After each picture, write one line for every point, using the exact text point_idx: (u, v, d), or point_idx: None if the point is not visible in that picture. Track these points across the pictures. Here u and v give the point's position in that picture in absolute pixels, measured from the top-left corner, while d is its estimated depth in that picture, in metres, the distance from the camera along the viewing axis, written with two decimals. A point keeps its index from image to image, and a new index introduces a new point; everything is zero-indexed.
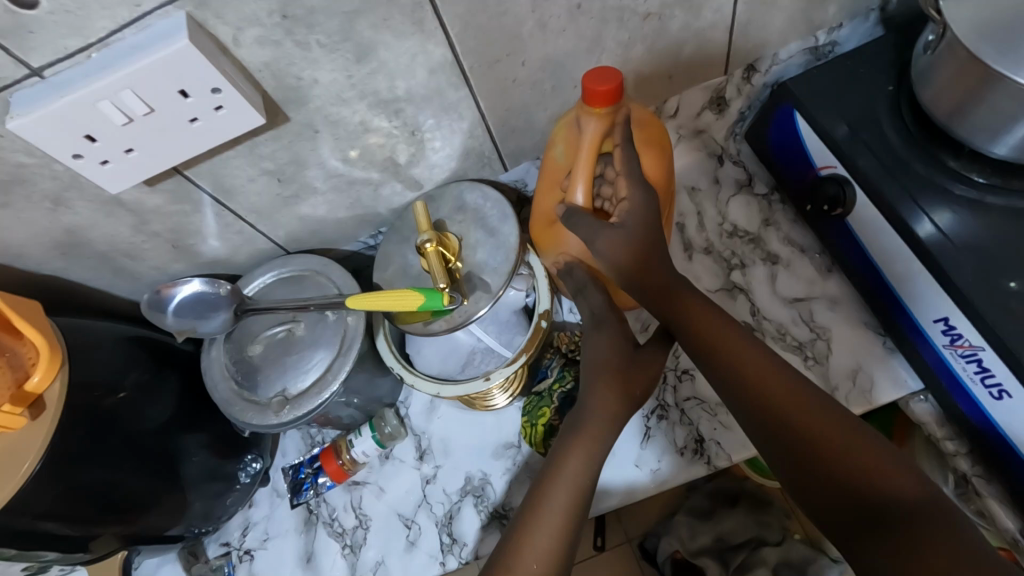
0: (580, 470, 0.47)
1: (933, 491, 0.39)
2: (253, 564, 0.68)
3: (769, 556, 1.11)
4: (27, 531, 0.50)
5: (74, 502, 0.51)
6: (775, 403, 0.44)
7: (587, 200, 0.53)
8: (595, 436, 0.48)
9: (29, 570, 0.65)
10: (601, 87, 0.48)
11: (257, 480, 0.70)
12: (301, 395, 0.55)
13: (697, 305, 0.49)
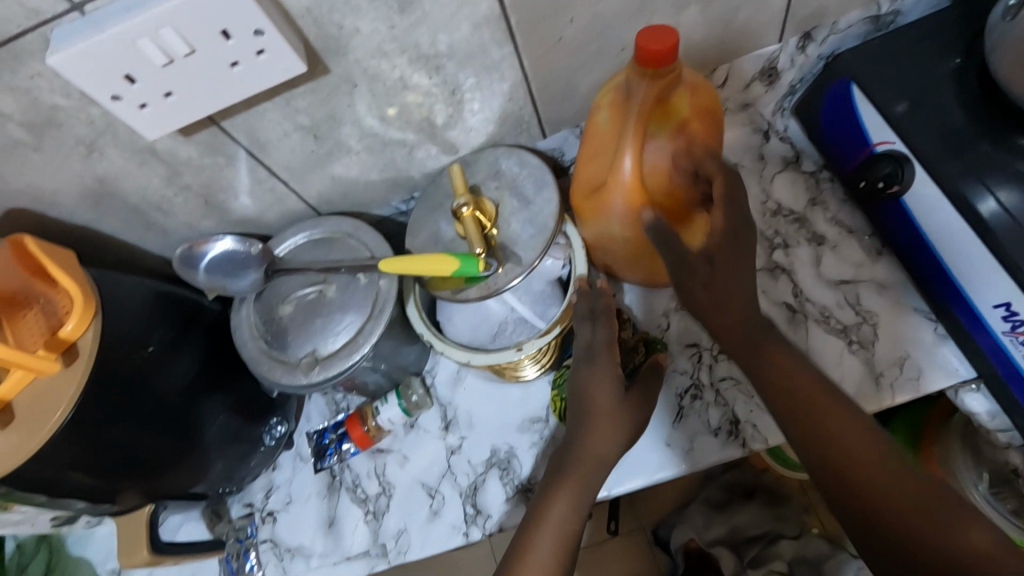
0: (568, 511, 0.48)
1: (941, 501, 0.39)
2: (275, 527, 0.68)
3: (784, 550, 1.21)
4: (57, 483, 0.50)
5: (102, 455, 0.51)
6: (794, 406, 0.43)
7: (634, 170, 0.49)
8: (581, 477, 0.49)
9: (57, 520, 0.66)
10: (655, 46, 0.45)
11: (281, 444, 0.70)
12: (332, 356, 0.54)
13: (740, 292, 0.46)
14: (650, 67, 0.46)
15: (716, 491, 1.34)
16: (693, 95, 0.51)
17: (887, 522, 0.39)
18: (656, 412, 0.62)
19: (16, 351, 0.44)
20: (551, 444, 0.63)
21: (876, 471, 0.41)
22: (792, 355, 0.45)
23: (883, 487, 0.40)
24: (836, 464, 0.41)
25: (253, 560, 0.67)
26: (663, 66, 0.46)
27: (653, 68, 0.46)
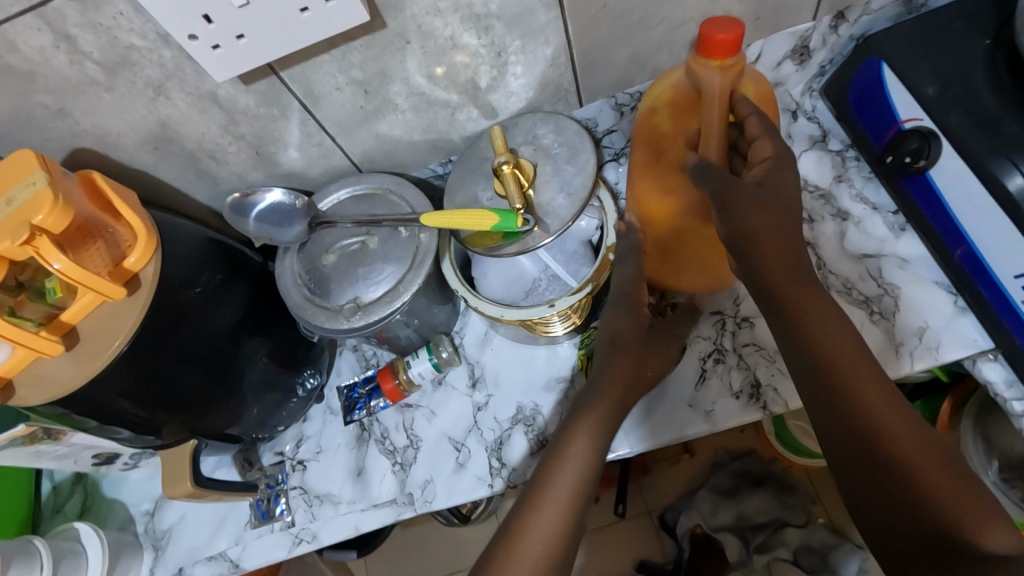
0: (590, 448, 0.50)
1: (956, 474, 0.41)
2: (305, 474, 0.71)
3: (791, 538, 1.25)
4: (106, 409, 0.53)
5: (148, 387, 0.54)
6: (830, 368, 0.44)
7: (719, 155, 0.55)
8: (603, 416, 0.52)
9: (99, 458, 0.69)
10: (725, 37, 0.50)
11: (313, 396, 0.73)
12: (373, 303, 0.57)
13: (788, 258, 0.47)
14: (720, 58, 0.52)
15: (725, 478, 1.35)
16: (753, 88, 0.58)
17: (902, 491, 0.41)
18: (678, 374, 0.64)
19: (94, 278, 0.46)
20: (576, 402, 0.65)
21: (897, 443, 0.42)
22: (830, 317, 0.46)
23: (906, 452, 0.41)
24: (858, 431, 0.43)
25: (283, 506, 0.69)
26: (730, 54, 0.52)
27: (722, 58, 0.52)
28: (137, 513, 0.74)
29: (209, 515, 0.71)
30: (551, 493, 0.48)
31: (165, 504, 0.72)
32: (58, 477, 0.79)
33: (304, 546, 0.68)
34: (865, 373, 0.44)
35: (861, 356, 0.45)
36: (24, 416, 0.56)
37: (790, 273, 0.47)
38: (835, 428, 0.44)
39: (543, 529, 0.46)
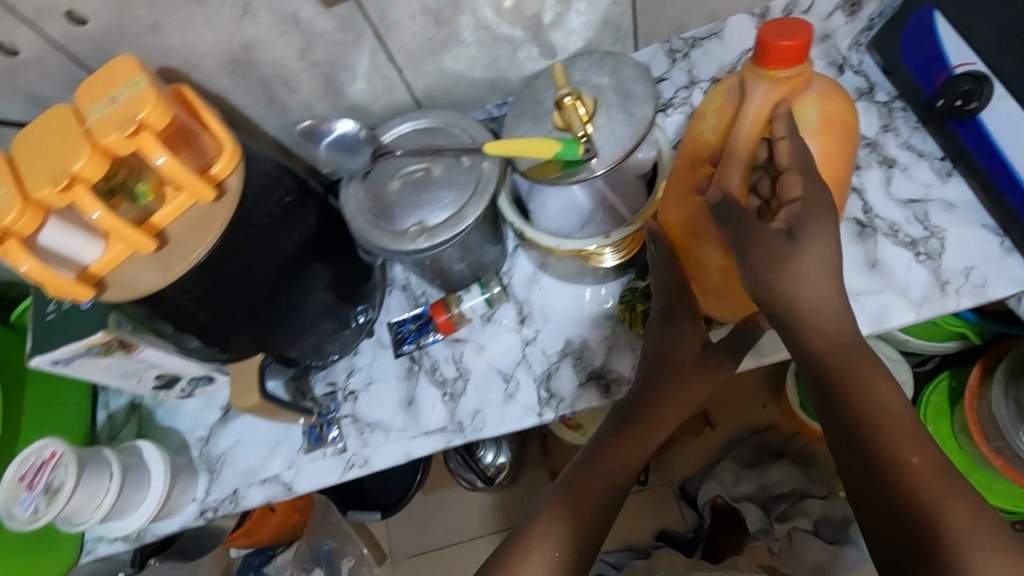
0: (618, 462, 0.55)
1: (957, 496, 0.41)
2: (356, 404, 0.73)
3: (812, 508, 1.26)
4: (187, 317, 0.56)
5: (222, 299, 0.57)
6: (841, 382, 0.47)
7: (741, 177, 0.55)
8: (640, 431, 0.57)
9: (161, 381, 0.71)
10: (783, 44, 0.51)
11: (364, 330, 0.75)
12: (438, 225, 0.59)
13: (807, 285, 0.48)
14: (779, 71, 0.54)
15: (746, 451, 1.37)
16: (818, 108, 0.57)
17: (904, 507, 0.42)
18: None
19: (189, 177, 0.48)
20: (623, 337, 0.68)
21: (907, 467, 0.43)
22: (840, 343, 0.48)
23: (909, 471, 0.43)
24: (862, 445, 0.45)
25: (335, 433, 0.72)
26: (793, 61, 0.53)
27: (778, 67, 0.54)
28: (192, 439, 0.77)
29: (264, 440, 0.74)
30: (567, 501, 0.54)
31: (221, 429, 0.75)
32: (113, 407, 0.82)
33: (355, 471, 0.70)
34: (874, 397, 0.46)
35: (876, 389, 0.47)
36: (103, 323, 0.58)
37: (806, 292, 0.48)
38: (845, 441, 0.46)
39: (558, 532, 0.52)
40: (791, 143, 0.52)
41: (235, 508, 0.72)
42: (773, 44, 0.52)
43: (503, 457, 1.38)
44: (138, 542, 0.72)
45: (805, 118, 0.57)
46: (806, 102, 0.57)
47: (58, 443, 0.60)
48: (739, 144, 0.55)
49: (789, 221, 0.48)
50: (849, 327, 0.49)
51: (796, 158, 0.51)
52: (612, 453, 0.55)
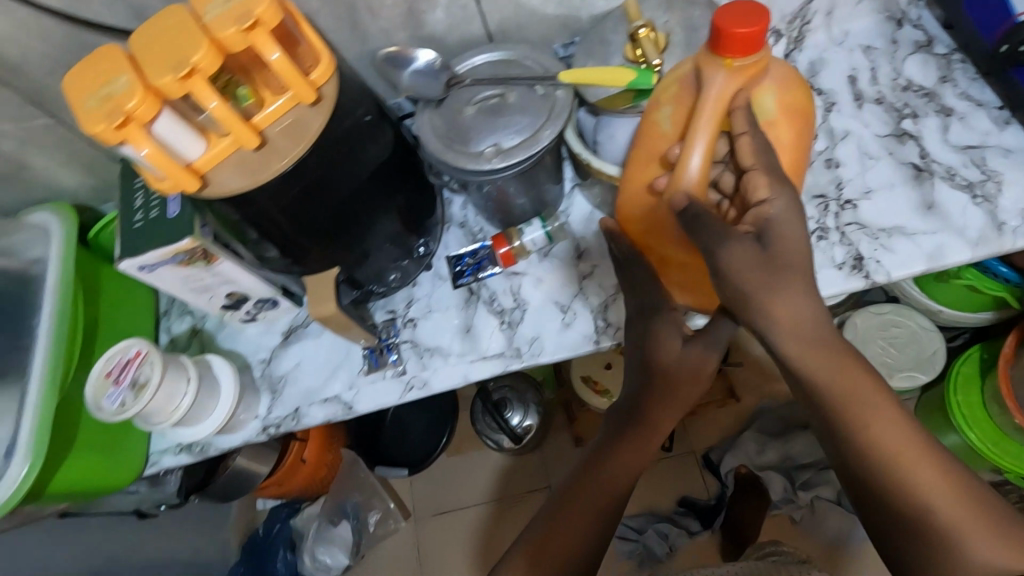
0: (625, 461, 0.59)
1: (940, 490, 0.47)
2: (416, 331, 0.76)
3: None
4: (265, 218, 0.58)
5: (304, 207, 0.59)
6: (834, 402, 0.48)
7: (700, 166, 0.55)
8: (646, 432, 0.60)
9: (232, 299, 0.74)
10: (742, 32, 0.51)
11: (424, 261, 0.77)
12: (513, 147, 0.62)
13: (797, 306, 0.47)
14: (737, 60, 0.53)
15: (771, 421, 1.36)
16: (778, 94, 0.57)
17: (895, 505, 0.48)
18: None
19: (294, 78, 0.52)
20: None
21: (897, 470, 0.48)
22: (831, 364, 0.48)
23: (899, 474, 0.48)
24: (857, 455, 0.49)
25: (395, 356, 0.75)
26: (750, 50, 0.53)
27: (735, 55, 0.53)
28: (254, 361, 0.79)
29: (325, 362, 0.77)
30: (580, 502, 0.58)
31: (284, 350, 0.78)
32: (175, 332, 0.84)
33: (415, 392, 0.73)
34: (867, 411, 0.48)
35: (874, 404, 0.48)
36: (190, 230, 0.61)
37: (790, 323, 0.47)
38: (840, 449, 0.50)
39: (575, 534, 0.57)
40: (752, 134, 0.53)
41: (297, 425, 0.75)
42: (732, 32, 0.51)
43: (529, 420, 1.40)
44: (202, 455, 0.76)
45: (762, 105, 0.57)
46: (763, 91, 0.57)
47: (142, 343, 0.64)
48: (698, 134, 0.55)
49: (759, 222, 0.48)
50: (840, 343, 0.48)
51: (760, 154, 0.52)
52: (614, 457, 0.59)
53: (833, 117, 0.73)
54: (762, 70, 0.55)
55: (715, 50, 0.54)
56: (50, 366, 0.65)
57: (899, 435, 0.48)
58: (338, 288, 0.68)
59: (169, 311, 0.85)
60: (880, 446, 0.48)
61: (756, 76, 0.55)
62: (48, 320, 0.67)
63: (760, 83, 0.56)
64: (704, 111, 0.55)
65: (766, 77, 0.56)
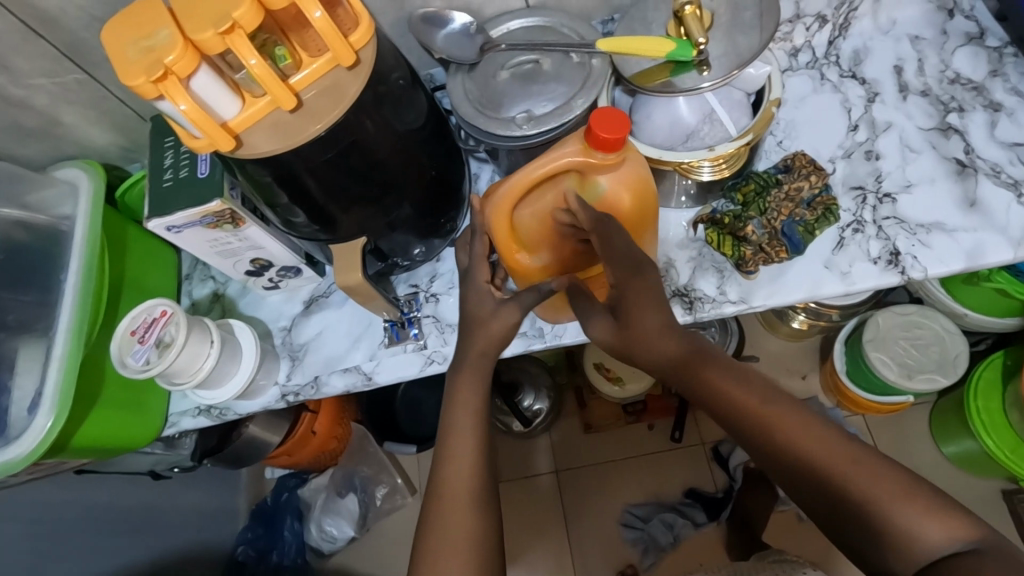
0: (473, 387, 0.56)
1: (845, 453, 0.45)
2: (438, 306, 0.76)
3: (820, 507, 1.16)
4: (294, 182, 0.57)
5: (336, 175, 0.58)
6: (704, 387, 0.50)
7: (513, 195, 0.52)
8: (475, 362, 0.57)
9: (258, 265, 0.74)
10: (604, 136, 0.47)
11: (449, 237, 0.76)
12: (546, 114, 0.61)
13: (653, 331, 0.51)
14: (596, 147, 0.49)
15: None
16: (625, 196, 0.53)
17: (807, 481, 0.45)
18: (817, 238, 0.66)
19: (334, 38, 0.51)
20: (710, 260, 0.68)
21: (792, 442, 0.46)
22: (691, 353, 0.51)
23: (800, 447, 0.46)
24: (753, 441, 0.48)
25: (416, 330, 0.75)
26: (608, 151, 0.49)
27: (597, 149, 0.49)
28: (276, 328, 0.79)
29: (346, 333, 0.77)
30: (460, 438, 0.54)
31: (306, 320, 0.78)
32: (196, 296, 0.84)
33: (435, 366, 0.73)
34: (738, 388, 0.49)
35: (739, 380, 0.49)
36: (220, 193, 0.61)
37: (643, 327, 0.51)
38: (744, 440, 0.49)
39: (461, 471, 0.53)
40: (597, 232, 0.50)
41: (316, 393, 0.75)
42: (600, 128, 0.47)
43: (540, 404, 1.40)
44: (220, 419, 0.76)
45: (600, 193, 0.52)
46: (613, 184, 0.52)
47: (167, 303, 0.64)
48: (526, 173, 0.51)
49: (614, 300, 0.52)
50: (683, 333, 0.51)
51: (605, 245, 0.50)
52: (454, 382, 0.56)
53: (875, 108, 0.71)
54: (613, 167, 0.51)
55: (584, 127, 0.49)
56: (77, 321, 0.65)
57: (782, 411, 0.47)
58: (365, 257, 0.67)
59: (191, 275, 0.85)
60: (778, 431, 0.47)
61: (604, 169, 0.51)
62: (75, 275, 0.67)
63: (603, 175, 0.52)
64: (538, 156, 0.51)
65: (618, 176, 0.52)
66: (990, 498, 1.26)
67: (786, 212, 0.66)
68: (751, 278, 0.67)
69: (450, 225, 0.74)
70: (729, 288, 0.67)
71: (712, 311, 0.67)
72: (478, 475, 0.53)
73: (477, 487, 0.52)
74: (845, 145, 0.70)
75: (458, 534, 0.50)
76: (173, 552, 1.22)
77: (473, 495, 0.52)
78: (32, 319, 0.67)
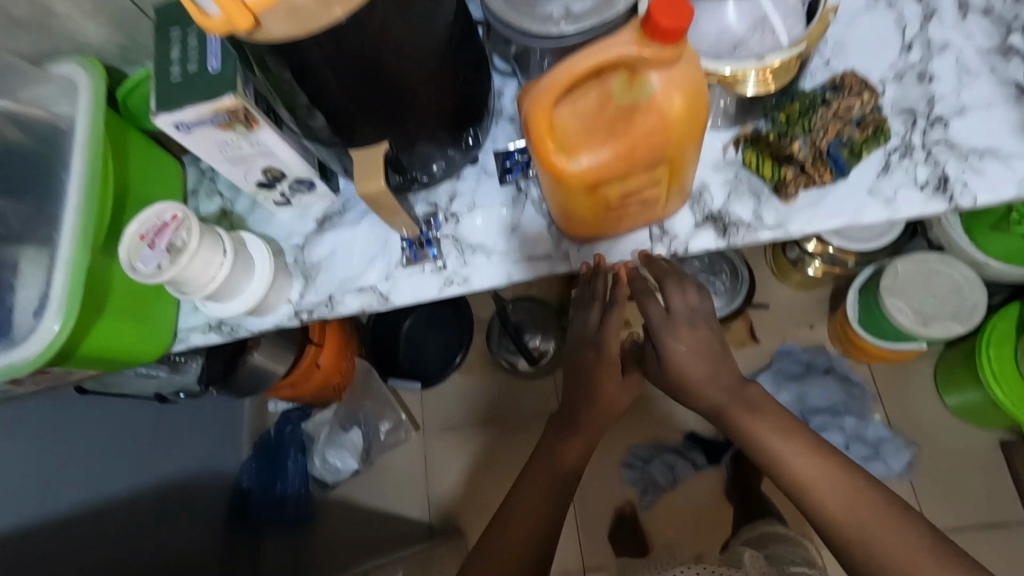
0: (572, 451, 0.78)
1: (845, 500, 0.65)
2: (457, 226, 0.73)
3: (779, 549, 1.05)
4: (310, 74, 0.53)
5: (355, 70, 0.54)
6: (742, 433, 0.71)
7: (558, 87, 0.47)
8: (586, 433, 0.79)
9: (270, 175, 0.70)
10: (661, 22, 0.43)
11: (471, 154, 0.72)
12: (585, 12, 0.56)
13: (698, 375, 0.70)
14: (651, 36, 0.44)
15: (792, 364, 1.36)
16: (678, 99, 0.48)
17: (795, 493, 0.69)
18: (862, 163, 0.63)
19: None
20: (747, 183, 0.65)
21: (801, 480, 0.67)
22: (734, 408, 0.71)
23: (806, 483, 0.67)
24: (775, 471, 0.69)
25: (435, 250, 0.72)
26: (665, 46, 0.45)
27: (651, 37, 0.45)
28: (287, 246, 0.76)
29: (362, 252, 0.74)
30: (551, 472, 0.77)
31: (321, 237, 0.75)
32: (203, 212, 0.80)
33: (454, 288, 0.71)
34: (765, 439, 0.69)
35: (767, 437, 0.69)
36: (233, 88, 0.57)
37: (691, 376, 0.70)
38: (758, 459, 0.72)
39: (541, 491, 0.76)
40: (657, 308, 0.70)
41: (330, 312, 0.73)
42: (657, 13, 0.43)
43: (546, 343, 1.45)
44: (232, 335, 0.74)
45: (649, 94, 0.48)
46: (666, 82, 0.48)
47: (179, 207, 0.61)
48: (574, 63, 0.46)
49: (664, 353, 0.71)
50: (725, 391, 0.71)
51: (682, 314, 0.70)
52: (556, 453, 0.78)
53: (931, 26, 0.66)
54: (667, 63, 0.47)
55: (641, 15, 0.45)
56: (82, 226, 0.62)
57: (801, 461, 0.68)
58: (386, 166, 0.64)
59: (197, 190, 0.81)
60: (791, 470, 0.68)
61: (657, 65, 0.46)
62: (78, 178, 0.63)
63: (656, 75, 0.47)
64: (588, 46, 0.47)
65: (673, 76, 0.48)
66: (988, 447, 1.27)
67: (833, 132, 0.62)
68: (790, 203, 0.64)
69: (472, 137, 0.69)
70: (765, 213, 0.64)
71: (747, 237, 0.64)
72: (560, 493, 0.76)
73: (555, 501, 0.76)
74: (897, 66, 0.66)
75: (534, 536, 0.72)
76: (180, 477, 1.24)
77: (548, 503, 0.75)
78: (30, 227, 0.64)
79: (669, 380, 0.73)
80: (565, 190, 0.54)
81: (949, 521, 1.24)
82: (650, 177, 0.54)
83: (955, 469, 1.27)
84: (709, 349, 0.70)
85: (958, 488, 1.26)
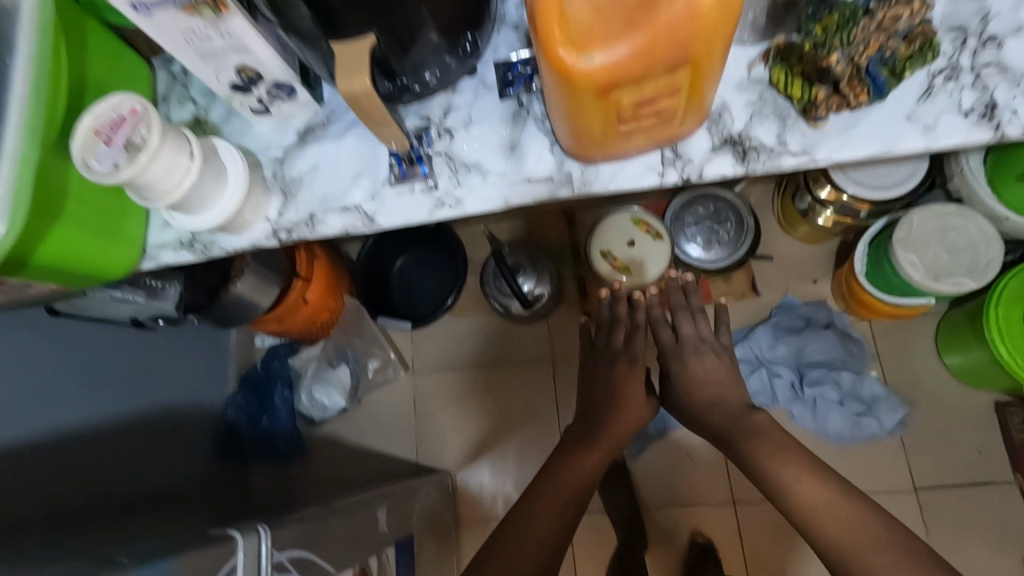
0: (589, 467, 0.84)
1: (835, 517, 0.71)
2: (451, 143, 0.66)
3: None
4: None
5: None
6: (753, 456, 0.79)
7: None
8: (603, 450, 0.86)
9: (245, 76, 0.63)
10: None
11: (469, 62, 0.65)
12: None
13: (704, 393, 0.87)
14: None
15: (791, 317, 1.32)
16: None
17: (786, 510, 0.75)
18: (902, 86, 0.57)
19: None
20: (773, 106, 0.59)
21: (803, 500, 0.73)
22: (735, 417, 0.84)
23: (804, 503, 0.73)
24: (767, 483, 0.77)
25: (426, 168, 0.66)
26: None
27: None
28: (266, 159, 0.70)
29: (345, 166, 0.68)
30: (564, 479, 0.82)
31: (302, 149, 0.69)
32: (174, 119, 0.73)
33: (446, 211, 0.65)
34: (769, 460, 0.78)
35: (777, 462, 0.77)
36: None
37: (697, 390, 0.87)
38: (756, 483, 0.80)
39: (556, 492, 0.80)
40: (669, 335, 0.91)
41: (311, 232, 0.68)
42: None
43: (540, 288, 1.39)
44: (205, 254, 0.69)
45: None
46: None
47: (140, 101, 0.55)
48: None
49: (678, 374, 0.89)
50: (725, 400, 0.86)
51: (692, 344, 0.90)
52: (570, 465, 0.83)
53: None
54: None
55: None
56: (31, 118, 0.55)
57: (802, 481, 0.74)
58: (372, 67, 0.57)
59: (168, 96, 0.74)
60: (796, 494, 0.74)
61: None
62: (24, 64, 0.56)
63: None
64: None
65: None
66: (982, 408, 1.26)
67: (875, 47, 0.55)
68: (818, 127, 0.58)
69: (472, 40, 0.61)
70: (790, 138, 0.59)
71: (768, 163, 0.59)
72: (576, 503, 0.80)
73: (570, 507, 0.79)
74: None
75: (548, 531, 0.75)
76: (165, 406, 1.21)
77: (563, 509, 0.78)
78: None
79: (677, 394, 0.90)
80: (576, 95, 0.48)
81: (934, 480, 1.24)
82: (670, 84, 0.49)
83: (946, 429, 1.26)
84: (715, 372, 0.88)
85: (947, 447, 1.26)
